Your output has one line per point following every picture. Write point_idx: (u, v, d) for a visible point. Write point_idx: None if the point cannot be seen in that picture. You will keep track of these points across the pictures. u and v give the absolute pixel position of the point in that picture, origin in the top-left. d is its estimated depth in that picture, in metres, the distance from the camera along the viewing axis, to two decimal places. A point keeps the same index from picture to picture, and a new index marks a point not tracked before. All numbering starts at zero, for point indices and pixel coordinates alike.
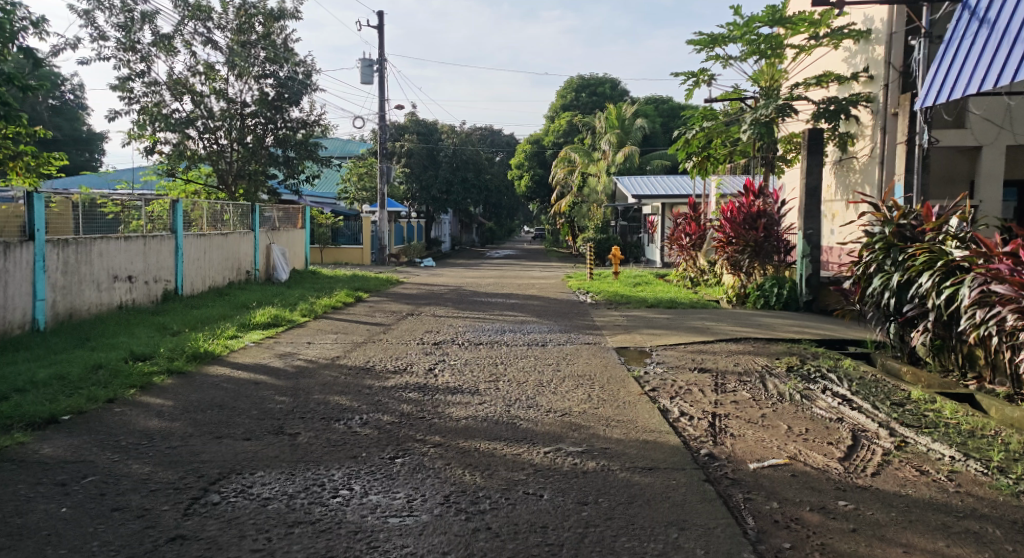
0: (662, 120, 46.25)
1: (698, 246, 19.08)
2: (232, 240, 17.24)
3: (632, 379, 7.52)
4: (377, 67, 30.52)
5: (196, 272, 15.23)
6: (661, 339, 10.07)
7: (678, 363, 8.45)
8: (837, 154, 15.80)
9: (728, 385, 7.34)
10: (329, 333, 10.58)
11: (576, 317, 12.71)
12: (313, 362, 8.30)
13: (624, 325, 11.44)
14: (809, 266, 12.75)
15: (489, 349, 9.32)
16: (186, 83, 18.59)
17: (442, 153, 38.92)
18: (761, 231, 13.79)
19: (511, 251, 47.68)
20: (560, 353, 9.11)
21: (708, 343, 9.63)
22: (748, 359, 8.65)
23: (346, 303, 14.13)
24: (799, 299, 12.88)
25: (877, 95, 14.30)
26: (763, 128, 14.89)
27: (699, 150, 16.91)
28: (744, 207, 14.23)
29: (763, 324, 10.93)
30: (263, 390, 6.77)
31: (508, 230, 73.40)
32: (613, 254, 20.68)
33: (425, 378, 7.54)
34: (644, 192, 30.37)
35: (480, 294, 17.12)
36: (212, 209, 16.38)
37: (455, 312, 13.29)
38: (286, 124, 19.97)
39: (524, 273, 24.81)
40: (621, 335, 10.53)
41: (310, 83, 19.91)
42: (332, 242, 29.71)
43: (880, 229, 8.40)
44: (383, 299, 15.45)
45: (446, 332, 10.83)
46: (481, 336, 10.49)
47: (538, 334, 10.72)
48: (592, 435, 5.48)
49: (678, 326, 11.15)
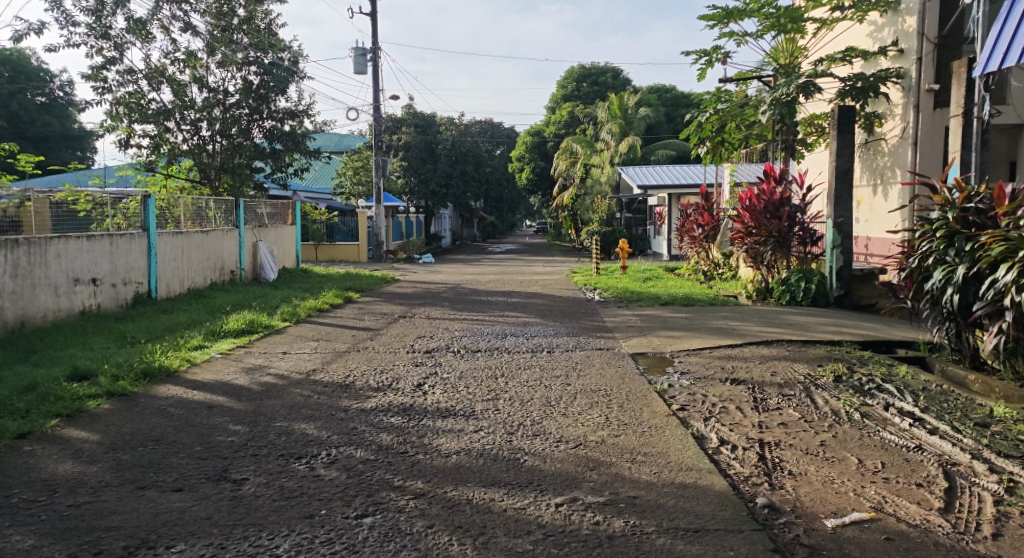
0: (666, 110, 44.95)
1: (711, 238, 17.93)
2: (214, 238, 16.14)
3: (656, 396, 6.37)
4: (371, 56, 29.31)
5: (172, 273, 14.10)
6: (681, 343, 8.92)
7: (705, 373, 7.29)
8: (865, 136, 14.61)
9: (769, 401, 6.19)
10: (309, 341, 9.45)
11: (585, 317, 11.57)
12: (285, 377, 7.18)
13: (639, 327, 10.30)
14: (840, 258, 11.59)
15: (488, 359, 8.19)
16: (165, 72, 17.42)
17: (440, 145, 37.69)
18: (785, 220, 12.60)
19: (514, 245, 46.55)
20: (569, 362, 7.98)
21: (736, 347, 8.49)
22: (786, 366, 7.51)
23: (334, 305, 13.02)
24: (829, 294, 11.73)
25: (908, 70, 13.11)
26: (785, 108, 13.70)
27: (713, 134, 15.73)
28: (765, 194, 12.89)
29: (796, 324, 9.77)
30: (216, 416, 5.66)
31: (510, 225, 72.22)
32: (621, 248, 19.54)
33: (413, 397, 6.41)
34: (650, 182, 29.14)
35: (479, 292, 15.98)
36: (191, 204, 15.28)
37: (452, 313, 12.16)
38: (273, 115, 18.85)
39: (527, 268, 23.67)
40: (636, 338, 9.39)
41: (296, 70, 18.85)
42: (327, 239, 28.51)
43: (940, 213, 7.28)
44: (375, 300, 14.33)
45: (441, 338, 9.70)
46: (479, 342, 9.35)
47: (543, 339, 9.57)
48: (615, 477, 4.35)
49: (699, 326, 10.00)
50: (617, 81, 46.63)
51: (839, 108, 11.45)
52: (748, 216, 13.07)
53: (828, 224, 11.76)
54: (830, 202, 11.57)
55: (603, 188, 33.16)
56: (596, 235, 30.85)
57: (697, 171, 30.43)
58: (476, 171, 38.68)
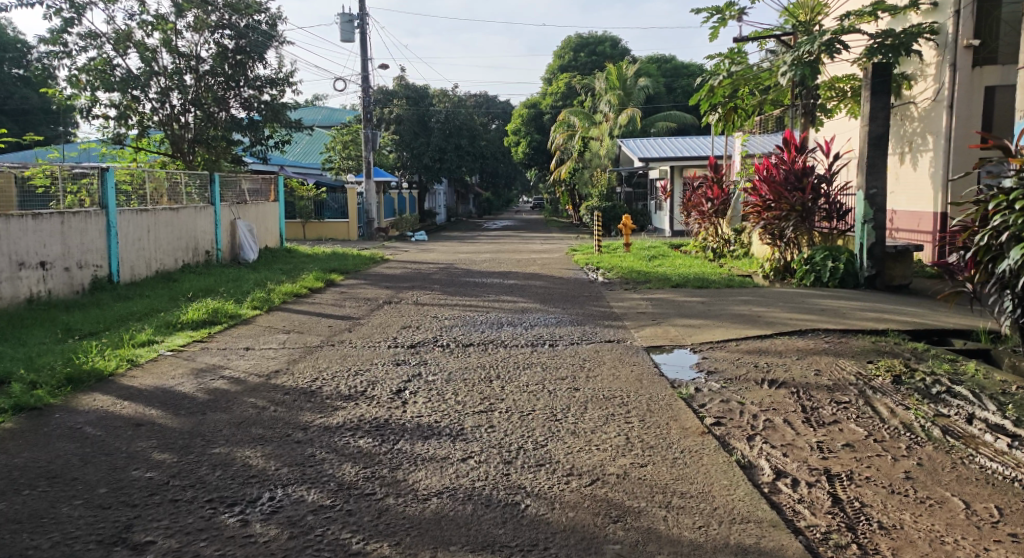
0: (665, 80, 43.57)
1: (721, 212, 16.86)
2: (186, 216, 14.95)
3: (685, 407, 5.22)
4: (358, 23, 28.03)
5: (137, 255, 12.93)
6: (702, 334, 7.77)
7: (738, 373, 6.16)
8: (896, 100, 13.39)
9: (823, 412, 5.04)
10: (278, 333, 8.30)
11: (590, 302, 10.44)
12: (239, 381, 6.03)
13: (651, 314, 9.18)
14: (872, 234, 10.42)
15: (482, 356, 7.06)
16: (132, 37, 16.53)
17: (434, 118, 36.48)
18: (809, 193, 11.46)
19: (511, 222, 45.30)
20: (576, 359, 6.86)
21: (768, 339, 7.36)
22: (832, 363, 6.39)
23: (313, 290, 11.88)
24: (859, 274, 10.60)
25: (943, 25, 12.05)
26: (807, 69, 12.55)
27: (725, 100, 14.63)
28: (784, 164, 11.72)
29: (829, 309, 8.63)
30: (138, 440, 4.53)
31: (506, 199, 70.77)
32: (624, 223, 18.39)
33: (389, 410, 5.28)
34: (652, 154, 27.90)
35: (472, 273, 14.84)
36: (159, 180, 14.08)
37: (443, 298, 11.03)
38: (251, 82, 17.99)
39: (524, 246, 22.52)
40: (650, 328, 8.27)
41: (274, 35, 18.06)
42: (315, 217, 27.24)
43: (1015, 180, 6.08)
44: (359, 283, 13.20)
45: (428, 329, 8.56)
46: (472, 334, 8.23)
47: (545, 330, 8.43)
48: (649, 537, 3.26)
49: (720, 312, 8.87)
50: (615, 51, 45.22)
51: (873, 66, 10.26)
52: (767, 188, 11.89)
53: (858, 196, 10.61)
54: (861, 171, 10.44)
55: (602, 161, 31.98)
56: (596, 209, 29.71)
57: (701, 143, 29.26)
58: (471, 145, 37.40)
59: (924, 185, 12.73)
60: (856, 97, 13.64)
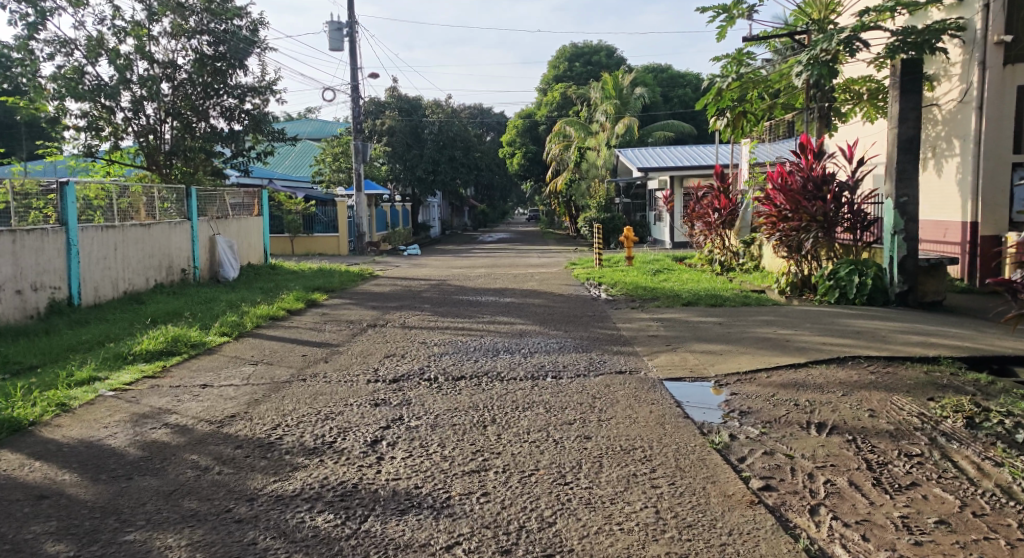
0: (662, 89, 42.81)
1: (728, 223, 15.96)
2: (158, 232, 13.97)
3: (721, 464, 4.25)
4: (347, 31, 27.23)
5: (102, 274, 11.96)
6: (725, 364, 6.80)
7: (776, 414, 5.19)
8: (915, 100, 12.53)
9: (896, 468, 4.08)
10: (243, 365, 7.31)
11: (594, 324, 9.48)
12: (183, 431, 5.04)
13: (665, 338, 8.22)
14: (903, 247, 9.52)
15: (475, 393, 6.09)
16: (106, 44, 15.75)
17: (427, 130, 35.59)
18: (831, 202, 10.52)
19: (507, 235, 44.34)
20: (584, 397, 5.89)
21: (804, 369, 6.41)
22: (885, 399, 5.45)
23: (292, 312, 10.91)
24: (888, 290, 9.69)
25: (970, 20, 11.23)
26: (824, 69, 11.67)
27: (733, 104, 13.74)
28: (800, 171, 10.81)
29: (864, 331, 7.69)
30: (34, 523, 3.56)
31: (502, 211, 69.86)
32: (626, 236, 17.44)
33: (359, 470, 4.30)
34: (651, 164, 27.05)
35: (466, 290, 13.89)
36: (132, 194, 13.25)
37: (433, 320, 10.05)
38: (232, 90, 17.14)
39: (520, 260, 21.59)
40: (666, 356, 7.31)
41: (255, 40, 17.21)
42: (304, 231, 26.26)
43: None
44: (344, 302, 12.25)
45: (414, 359, 7.57)
46: (464, 364, 7.26)
47: (546, 359, 7.45)
48: None
49: (742, 335, 7.92)
50: (611, 61, 44.49)
51: (901, 62, 9.38)
52: (783, 196, 10.95)
53: (886, 205, 9.71)
54: (890, 177, 9.55)
55: (599, 171, 31.28)
56: (595, 221, 28.99)
57: (701, 152, 28.47)
58: (465, 156, 36.53)
59: (950, 192, 11.84)
60: (873, 99, 12.81)
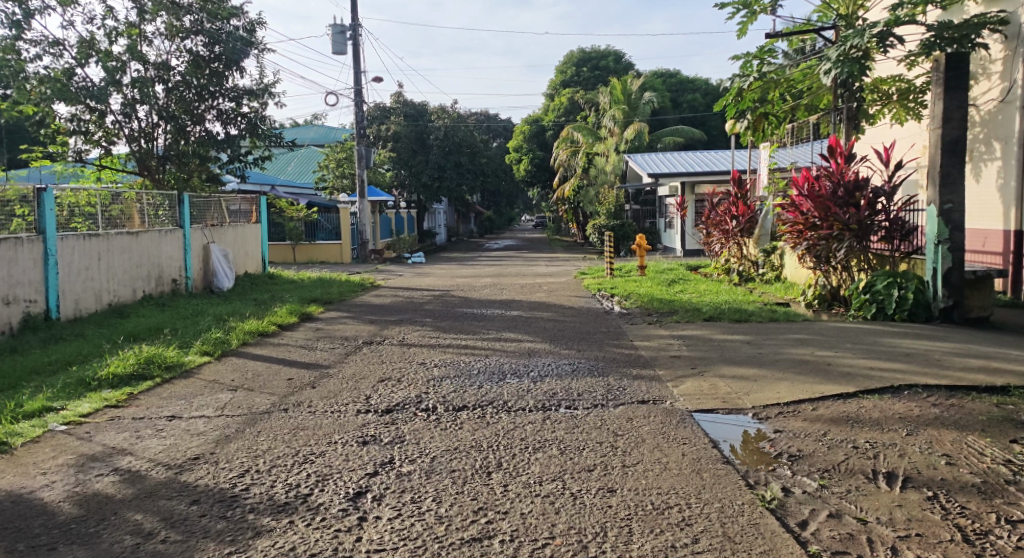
0: (671, 94, 42.00)
1: (747, 231, 15.17)
2: (147, 240, 13.22)
3: (781, 534, 3.46)
4: (350, 34, 26.58)
5: (84, 286, 11.22)
6: (762, 393, 6.00)
7: (834, 460, 4.42)
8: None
9: (1000, 546, 3.31)
10: (220, 391, 6.55)
11: (610, 343, 8.69)
12: (133, 479, 4.28)
13: (690, 360, 7.43)
14: (948, 258, 8.75)
15: (478, 429, 5.32)
16: (97, 45, 15.06)
17: (432, 135, 34.91)
18: (865, 209, 9.70)
19: (515, 242, 43.54)
20: (603, 434, 5.10)
21: (854, 400, 5.63)
22: (960, 440, 4.66)
23: (284, 327, 10.15)
24: (931, 305, 8.91)
25: (1013, 13, 10.43)
26: (855, 66, 10.85)
27: (755, 105, 12.94)
28: (829, 176, 10.00)
29: (913, 353, 6.89)
30: None
31: (509, 219, 69.08)
32: (639, 244, 16.66)
33: (334, 538, 3.55)
34: (662, 169, 26.23)
35: (471, 302, 13.11)
36: (123, 201, 12.66)
37: (434, 338, 9.28)
38: (227, 93, 16.39)
39: (528, 269, 20.77)
40: (693, 382, 6.51)
41: (253, 41, 16.46)
42: (306, 239, 25.54)
43: None
44: (340, 316, 11.48)
45: (411, 384, 6.80)
46: (466, 391, 6.47)
47: (558, 385, 6.67)
48: None
49: (776, 357, 7.13)
50: (619, 65, 43.73)
51: (944, 57, 8.60)
52: (812, 203, 10.12)
53: (928, 213, 8.95)
54: (933, 183, 8.77)
55: (609, 177, 30.09)
56: (605, 229, 28.14)
57: (714, 158, 27.62)
58: (471, 162, 35.80)
59: (989, 198, 11.04)
60: (903, 100, 12.19)
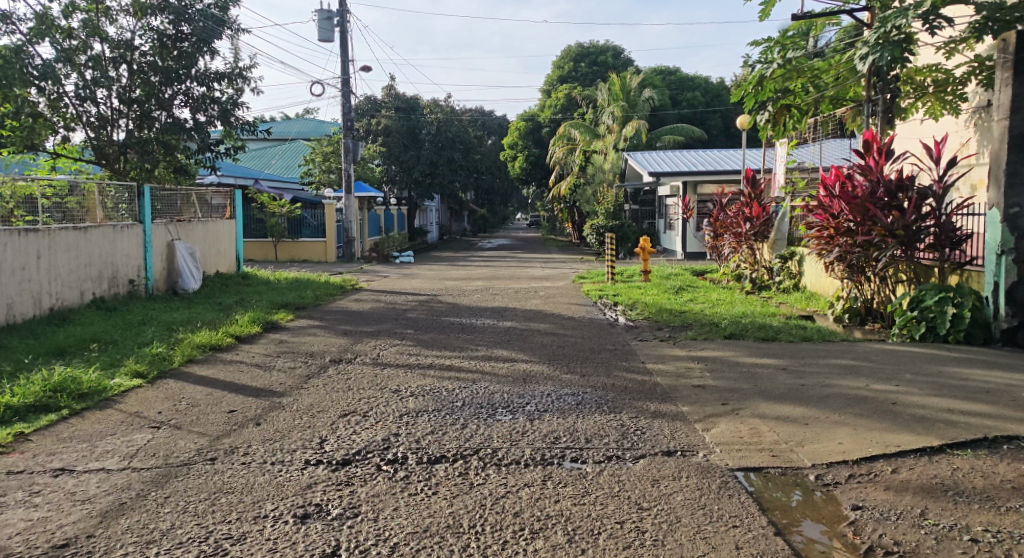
0: (670, 92, 40.72)
1: (762, 235, 13.84)
2: (98, 235, 11.89)
3: None
4: (338, 21, 25.26)
5: (19, 287, 9.89)
6: (821, 443, 4.73)
7: None
8: (978, 98, 11.04)
9: None
10: (137, 429, 5.24)
11: (618, 365, 7.41)
12: None
13: (719, 393, 6.14)
14: (1013, 270, 7.50)
15: (457, 498, 4.06)
16: (52, 21, 13.75)
17: (425, 130, 33.61)
18: (911, 212, 8.42)
19: (509, 241, 42.22)
20: (624, 509, 3.86)
21: (943, 459, 4.37)
22: None
23: (243, 339, 8.83)
24: (991, 325, 7.69)
25: None
26: (897, 50, 9.54)
27: (776, 95, 11.66)
28: (869, 175, 8.72)
29: (994, 390, 5.63)
30: None
31: (503, 217, 67.72)
32: (643, 247, 15.43)
33: None
34: (664, 167, 24.92)
35: (460, 310, 11.80)
36: (76, 189, 11.51)
37: (414, 356, 7.97)
38: (196, 77, 15.10)
39: (522, 271, 19.45)
40: (728, 427, 5.24)
41: (226, 21, 15.19)
42: (289, 235, 24.18)
43: None
44: (311, 326, 10.17)
45: (379, 422, 5.51)
46: (447, 434, 5.19)
47: (559, 425, 5.39)
48: None
49: (825, 391, 5.85)
50: (618, 61, 42.51)
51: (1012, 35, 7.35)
52: (848, 205, 8.85)
53: (989, 218, 7.72)
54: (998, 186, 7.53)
55: (607, 176, 28.90)
56: (604, 230, 26.82)
57: (718, 157, 26.36)
58: (464, 158, 34.49)
59: None
60: (939, 93, 10.91)
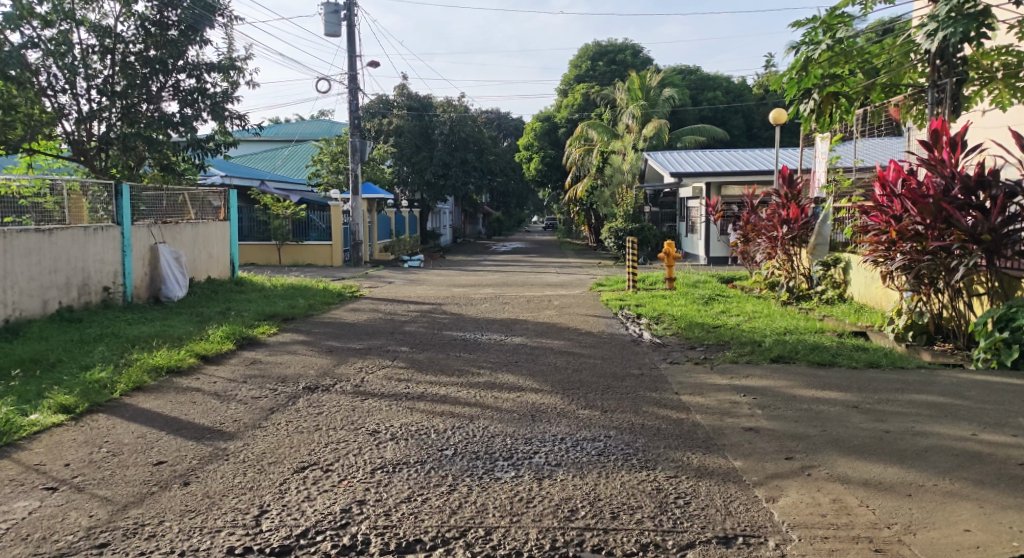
0: (692, 91, 39.26)
1: (801, 239, 12.48)
2: (66, 238, 10.73)
3: None
4: (345, 14, 24.14)
5: None
6: (938, 531, 3.45)
7: None
8: None
9: None
10: (26, 494, 4.03)
11: (647, 396, 6.12)
12: None
13: (779, 440, 4.83)
14: None
15: None
16: (26, 6, 12.68)
17: (437, 130, 32.38)
18: (996, 213, 7.07)
19: (525, 245, 40.87)
20: None
21: None
22: None
23: (209, 358, 7.62)
24: None
25: None
26: (970, 24, 8.14)
27: (822, 82, 10.31)
28: (944, 169, 7.37)
29: None
30: None
31: (520, 220, 66.46)
32: (669, 251, 14.11)
33: None
34: (687, 168, 23.52)
35: (465, 323, 10.52)
36: (50, 188, 10.46)
37: (404, 382, 6.70)
38: (185, 68, 13.98)
39: (537, 278, 18.13)
40: (799, 495, 3.94)
41: (216, 7, 14.13)
42: (293, 238, 23.03)
43: None
44: (293, 342, 8.94)
45: (344, 482, 4.25)
46: (428, 502, 3.93)
47: (577, 489, 4.10)
48: None
49: (916, 441, 4.56)
50: (637, 60, 41.12)
51: None
52: (917, 205, 7.49)
53: None
54: None
55: (625, 177, 27.30)
56: (623, 234, 25.46)
57: (744, 157, 24.91)
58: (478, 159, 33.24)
59: None
60: (1009, 78, 9.54)
